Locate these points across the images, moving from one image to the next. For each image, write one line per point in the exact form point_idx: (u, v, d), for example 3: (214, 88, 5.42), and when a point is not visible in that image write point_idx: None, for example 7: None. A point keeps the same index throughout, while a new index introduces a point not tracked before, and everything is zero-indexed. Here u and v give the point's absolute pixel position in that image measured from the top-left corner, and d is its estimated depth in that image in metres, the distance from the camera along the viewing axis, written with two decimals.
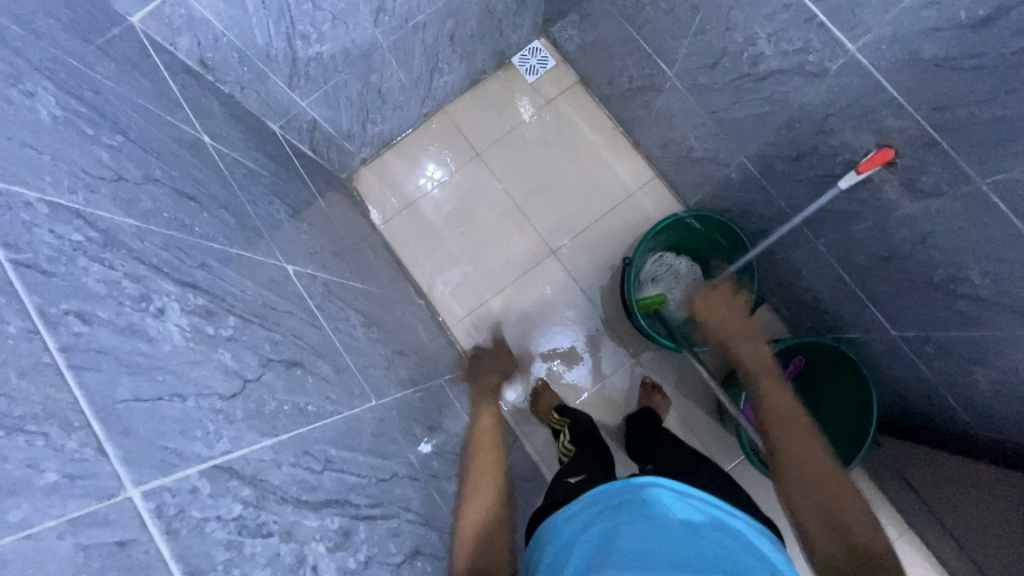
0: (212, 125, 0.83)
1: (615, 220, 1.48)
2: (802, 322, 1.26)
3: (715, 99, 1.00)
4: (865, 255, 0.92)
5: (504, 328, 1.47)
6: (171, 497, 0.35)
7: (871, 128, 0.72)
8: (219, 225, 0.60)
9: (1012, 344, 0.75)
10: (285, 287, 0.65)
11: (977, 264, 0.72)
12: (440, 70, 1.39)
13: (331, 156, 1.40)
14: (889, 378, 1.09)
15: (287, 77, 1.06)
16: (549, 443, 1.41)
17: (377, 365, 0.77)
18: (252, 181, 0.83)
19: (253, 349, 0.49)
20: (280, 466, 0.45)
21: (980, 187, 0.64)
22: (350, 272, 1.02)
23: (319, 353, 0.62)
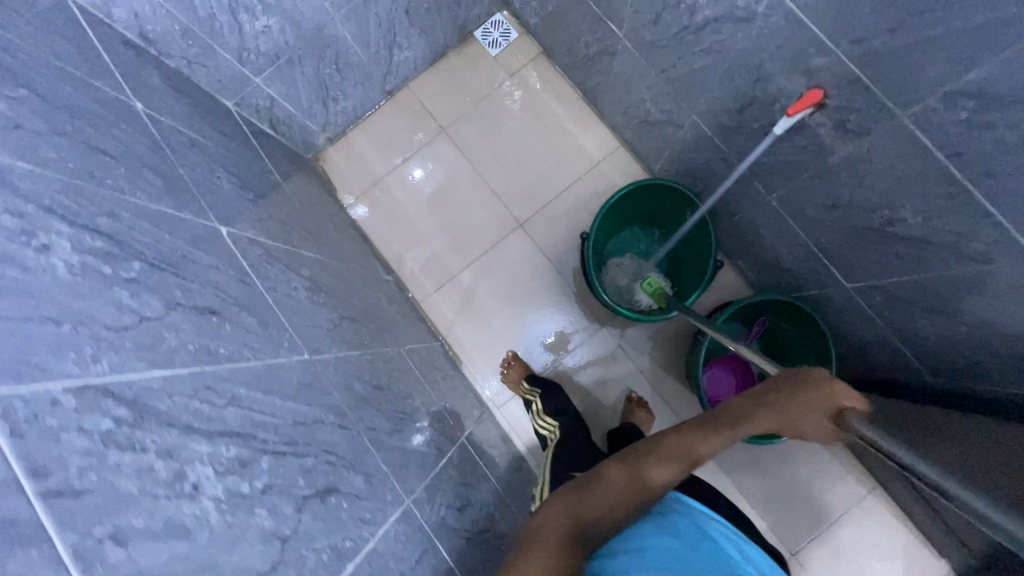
0: (150, 94, 0.83)
1: (582, 190, 1.48)
2: (765, 283, 1.26)
3: (663, 56, 1.00)
4: (811, 206, 0.91)
5: (473, 302, 1.47)
6: (22, 405, 0.30)
7: (800, 69, 0.72)
8: (137, 179, 0.60)
9: (952, 283, 0.75)
10: (214, 245, 0.66)
11: (910, 203, 0.71)
12: (399, 45, 1.39)
13: (293, 135, 1.40)
14: (846, 332, 1.09)
15: (234, 50, 1.07)
16: (522, 414, 1.42)
17: (319, 325, 0.78)
18: (192, 148, 0.83)
19: (157, 292, 0.48)
20: (171, 394, 0.41)
21: (901, 121, 0.63)
22: (304, 241, 1.02)
23: (245, 306, 0.62)
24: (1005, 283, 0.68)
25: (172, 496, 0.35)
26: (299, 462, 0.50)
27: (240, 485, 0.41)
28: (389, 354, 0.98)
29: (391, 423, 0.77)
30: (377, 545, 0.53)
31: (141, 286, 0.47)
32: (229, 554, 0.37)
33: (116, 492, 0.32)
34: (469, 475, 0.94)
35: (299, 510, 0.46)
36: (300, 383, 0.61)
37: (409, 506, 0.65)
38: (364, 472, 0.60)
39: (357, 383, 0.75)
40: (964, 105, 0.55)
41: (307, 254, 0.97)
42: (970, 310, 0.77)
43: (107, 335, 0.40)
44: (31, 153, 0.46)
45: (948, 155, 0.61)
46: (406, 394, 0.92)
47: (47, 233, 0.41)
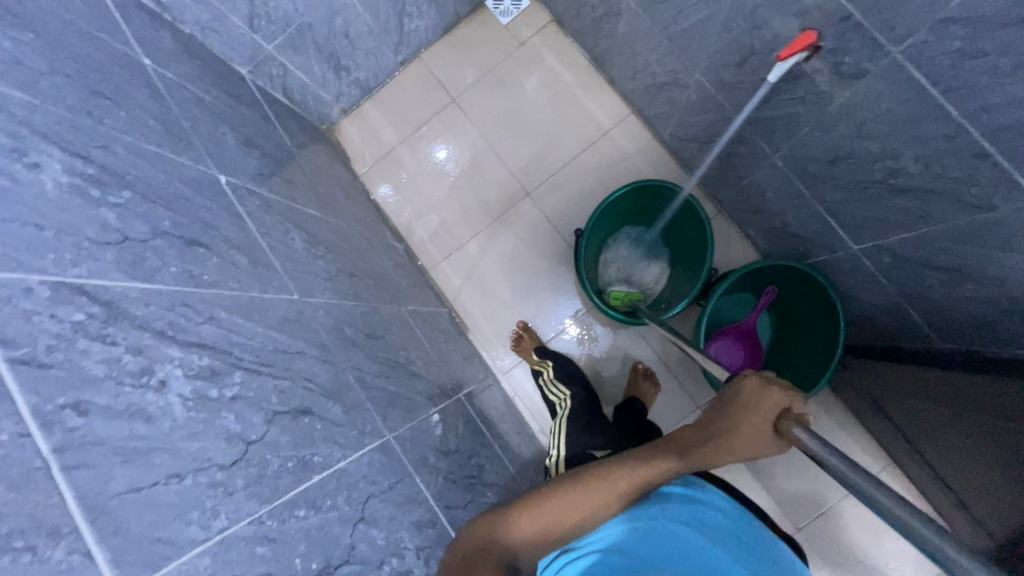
0: (163, 53, 0.87)
1: (590, 159, 1.47)
2: (774, 252, 1.22)
3: (665, 12, 0.98)
4: (814, 162, 0.88)
5: (480, 270, 1.48)
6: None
7: (795, 10, 0.69)
8: (137, 123, 0.64)
9: (955, 234, 0.73)
10: (210, 190, 0.70)
11: (909, 149, 0.69)
12: (409, 14, 1.40)
13: (307, 104, 1.45)
14: (855, 299, 1.05)
15: (246, 18, 1.12)
16: (527, 381, 1.42)
17: (314, 273, 0.81)
18: (200, 105, 0.87)
19: (145, 220, 0.52)
20: (149, 303, 0.44)
21: (894, 58, 0.61)
22: (308, 199, 1.06)
23: (237, 246, 0.66)
24: (1012, 226, 0.64)
25: (138, 386, 0.38)
26: (274, 382, 0.53)
27: (208, 390, 0.44)
28: (387, 310, 1.01)
29: (380, 368, 0.80)
30: (347, 466, 0.57)
31: (131, 211, 0.51)
32: (190, 443, 0.40)
33: (83, 374, 0.35)
34: (462, 427, 0.97)
35: (268, 421, 0.49)
36: (285, 317, 0.64)
37: (388, 439, 0.68)
38: (344, 403, 0.63)
39: (346, 328, 0.78)
40: (955, 34, 0.53)
41: (309, 212, 1.01)
42: (973, 263, 0.74)
43: (94, 246, 0.43)
44: (37, 82, 0.50)
45: (942, 92, 0.59)
46: (400, 347, 0.95)
47: (47, 151, 0.45)
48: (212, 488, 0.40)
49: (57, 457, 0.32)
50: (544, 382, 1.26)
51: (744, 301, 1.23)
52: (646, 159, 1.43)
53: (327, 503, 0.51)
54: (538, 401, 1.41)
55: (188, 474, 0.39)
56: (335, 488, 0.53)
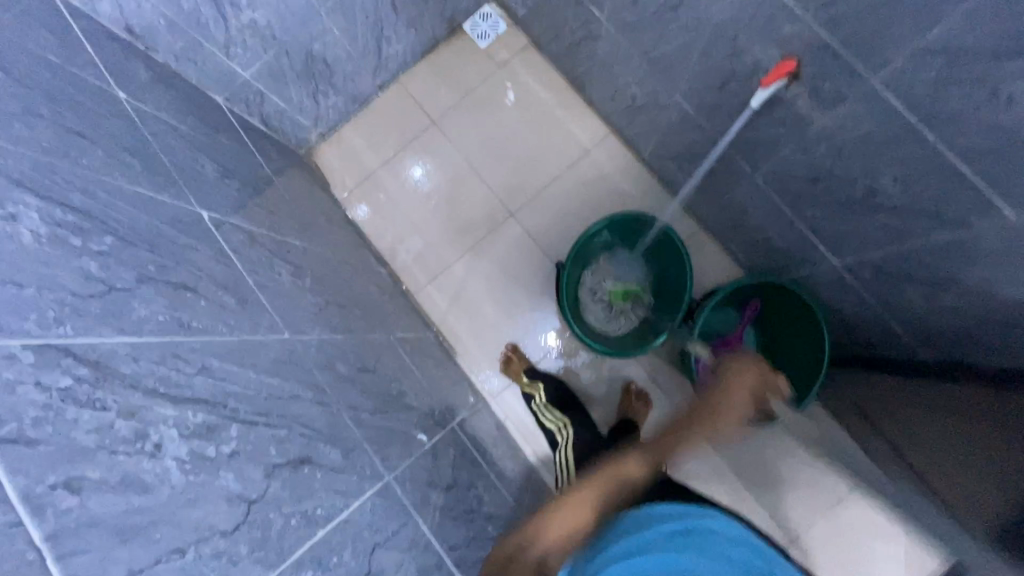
0: (138, 84, 0.84)
1: (572, 178, 1.48)
2: (758, 266, 1.24)
3: (645, 38, 1.00)
4: (794, 181, 0.91)
5: (466, 292, 1.47)
6: None
7: (775, 39, 0.71)
8: (115, 161, 0.61)
9: (933, 250, 0.75)
10: (193, 228, 0.67)
11: (889, 170, 0.71)
12: (387, 38, 1.40)
13: (285, 129, 1.42)
14: (838, 311, 1.08)
15: (222, 45, 1.09)
16: (517, 403, 1.40)
17: (303, 308, 0.79)
18: (177, 134, 0.85)
19: (130, 266, 0.49)
20: (138, 359, 0.42)
21: (873, 86, 0.63)
22: (290, 228, 1.03)
23: (225, 286, 0.63)
24: (978, 245, 0.68)
25: (132, 453, 0.36)
26: (271, 432, 0.51)
27: (205, 449, 0.42)
28: (378, 340, 0.99)
29: (374, 403, 0.78)
30: (350, 515, 0.55)
31: (115, 255, 0.48)
32: (191, 511, 0.39)
33: (73, 447, 0.33)
34: (457, 458, 0.94)
35: (268, 476, 0.47)
36: (276, 359, 0.62)
37: (388, 481, 0.66)
38: (343, 446, 0.62)
39: (338, 363, 0.76)
40: (932, 64, 0.56)
41: (293, 242, 0.98)
42: (946, 276, 0.77)
43: (72, 298, 0.40)
44: (9, 124, 0.47)
45: (920, 119, 0.61)
46: (392, 378, 0.92)
47: (25, 198, 0.42)
48: (214, 560, 0.40)
49: (50, 546, 0.30)
50: (538, 408, 1.30)
51: (729, 316, 1.25)
52: (629, 177, 1.44)
53: (333, 560, 0.51)
54: (529, 423, 1.40)
55: (191, 547, 0.38)
56: (340, 542, 0.52)
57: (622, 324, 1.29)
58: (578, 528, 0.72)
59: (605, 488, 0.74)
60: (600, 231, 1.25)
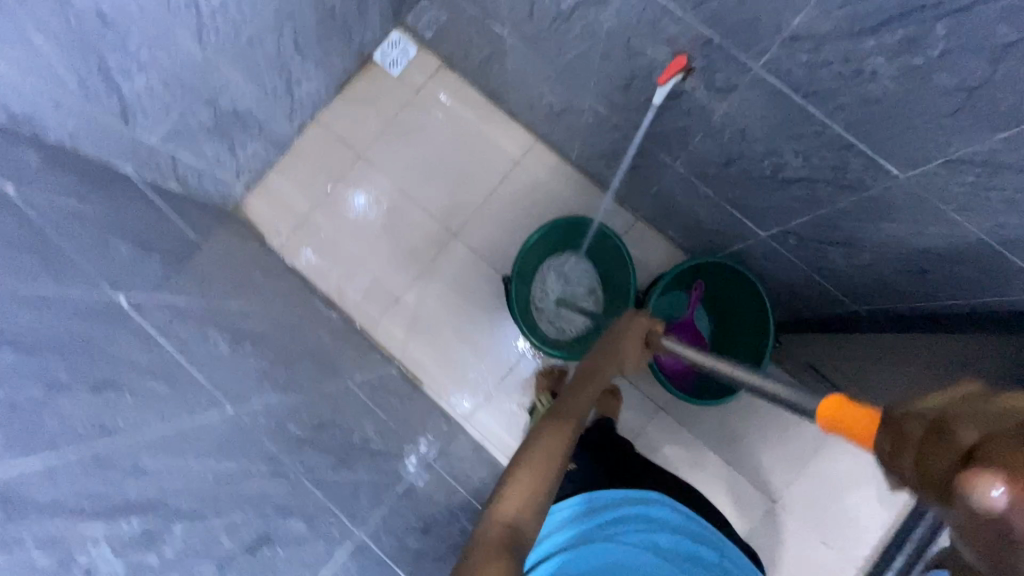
0: (30, 171, 0.79)
1: (507, 190, 1.49)
2: (696, 247, 1.29)
3: (548, 48, 1.02)
4: (709, 166, 0.95)
5: (421, 319, 1.46)
6: None
7: (663, 39, 0.74)
8: (10, 264, 0.57)
9: (842, 213, 0.79)
10: (110, 318, 0.64)
11: (788, 147, 0.75)
12: (296, 80, 1.38)
13: (206, 188, 1.37)
14: (775, 278, 1.13)
15: (121, 115, 1.04)
16: (491, 422, 1.40)
17: (245, 374, 0.76)
18: (82, 217, 0.80)
19: (37, 377, 0.46)
20: (58, 481, 0.41)
21: (756, 73, 0.67)
22: (224, 291, 0.99)
23: (152, 373, 0.60)
24: (876, 203, 0.72)
25: None
26: (223, 521, 0.52)
27: (143, 558, 0.44)
28: (334, 389, 0.97)
29: (337, 459, 0.76)
30: None
31: (19, 367, 0.45)
32: None
33: None
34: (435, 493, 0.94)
35: (222, 568, 0.49)
36: (219, 439, 0.59)
37: (358, 539, 0.67)
38: (307, 515, 0.62)
39: (292, 426, 0.74)
40: (802, 49, 0.59)
41: (229, 305, 0.94)
42: (857, 235, 0.82)
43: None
44: None
45: (803, 98, 0.65)
46: (355, 427, 0.90)
47: None
48: None
49: None
50: None
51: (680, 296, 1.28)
52: (561, 180, 1.47)
53: None
54: (507, 439, 1.39)
55: None
56: None
57: (574, 322, 1.32)
58: (539, 484, 0.72)
59: (554, 440, 0.76)
60: (540, 239, 1.26)
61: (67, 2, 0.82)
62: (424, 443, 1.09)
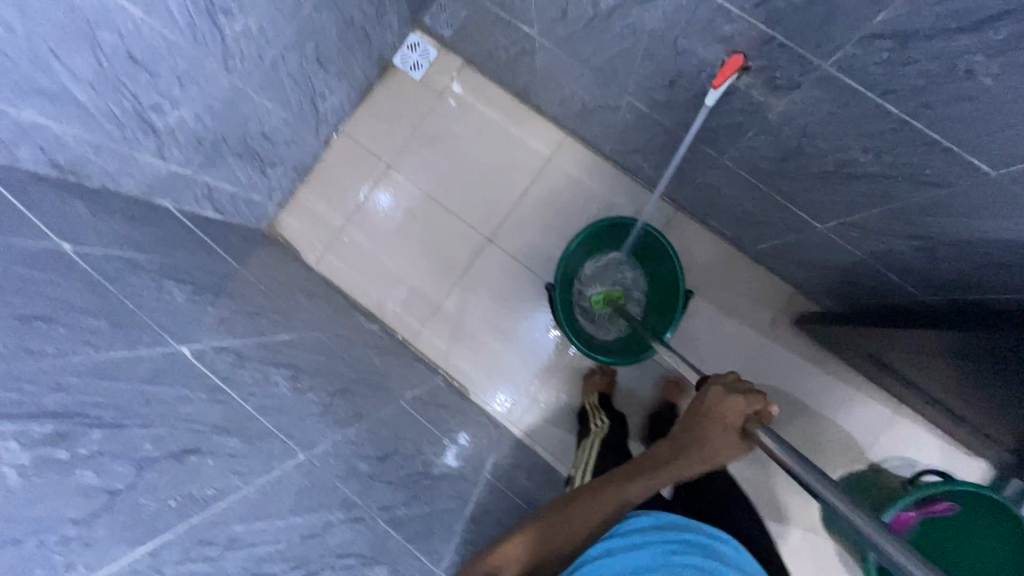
0: (83, 223, 0.80)
1: (540, 190, 1.45)
2: (745, 237, 1.24)
3: (582, 47, 0.98)
4: (762, 160, 0.90)
5: (463, 326, 1.45)
6: None
7: (716, 37, 0.70)
8: (85, 330, 0.58)
9: (914, 208, 0.75)
10: (181, 374, 0.64)
11: (857, 142, 0.70)
12: (321, 94, 1.36)
13: (242, 211, 1.38)
14: (833, 270, 1.08)
15: (157, 151, 1.04)
16: (541, 425, 1.39)
17: (309, 414, 0.76)
18: (135, 262, 0.81)
19: (127, 456, 0.46)
20: (162, 568, 0.43)
21: (826, 70, 0.62)
22: (274, 320, 1.00)
23: (227, 427, 0.61)
24: (956, 197, 0.67)
25: None
26: None
27: None
28: (390, 414, 0.97)
29: (406, 492, 0.76)
30: None
31: (109, 448, 0.46)
32: None
33: None
34: (499, 511, 0.94)
35: None
36: (297, 491, 0.59)
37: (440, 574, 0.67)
38: (388, 559, 0.62)
39: (361, 463, 0.74)
40: (882, 46, 0.54)
41: (281, 337, 0.94)
42: (930, 230, 0.77)
43: (66, 531, 0.40)
44: None
45: (881, 95, 0.60)
46: (416, 451, 0.90)
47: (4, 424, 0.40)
48: None
49: None
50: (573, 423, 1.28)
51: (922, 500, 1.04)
52: (594, 176, 1.42)
53: None
54: (558, 441, 1.38)
55: None
56: None
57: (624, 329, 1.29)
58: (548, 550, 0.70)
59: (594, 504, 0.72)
60: (582, 241, 1.24)
61: (100, 47, 0.81)
62: (466, 439, 1.12)
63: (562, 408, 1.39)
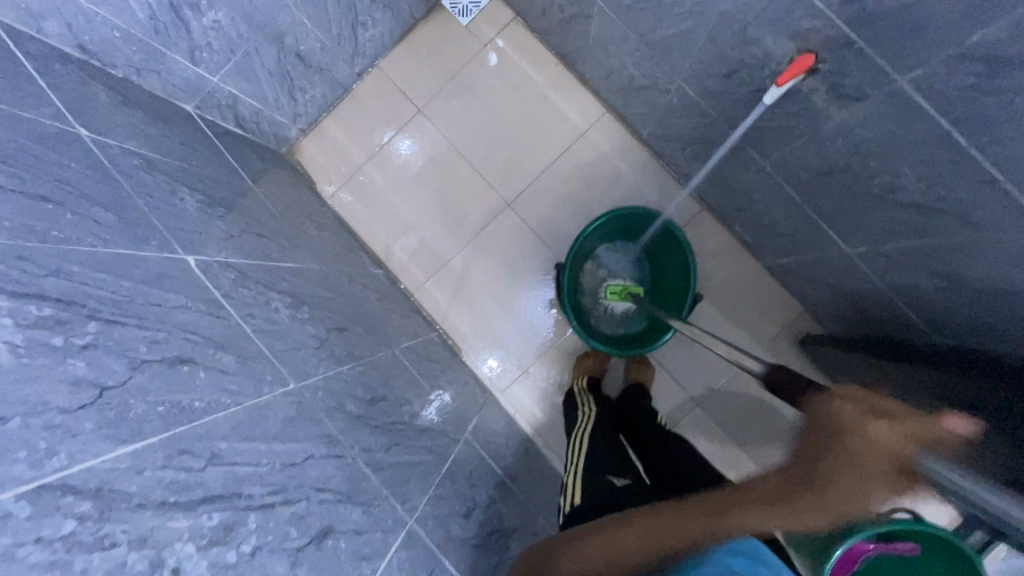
0: (102, 112, 0.76)
1: (568, 163, 1.41)
2: (767, 247, 1.22)
3: (643, 21, 0.93)
4: (806, 172, 0.87)
5: (467, 286, 1.43)
6: None
7: (789, 31, 0.66)
8: (93, 221, 0.56)
9: (951, 248, 0.72)
10: (184, 282, 0.63)
11: (911, 169, 0.67)
12: (362, 23, 1.30)
13: (264, 130, 1.34)
14: (850, 297, 1.07)
15: (187, 51, 1.00)
16: (527, 397, 1.40)
17: (304, 345, 0.76)
18: (151, 162, 0.79)
19: (120, 352, 0.46)
20: (142, 472, 0.42)
21: (900, 86, 0.59)
22: (282, 246, 0.98)
23: (222, 344, 0.60)
24: (988, 247, 0.66)
25: None
26: (290, 510, 0.52)
27: (225, 554, 0.45)
28: (383, 360, 0.96)
29: (388, 438, 0.76)
30: None
31: (101, 342, 0.44)
32: None
33: None
34: (475, 473, 0.95)
35: (292, 565, 0.50)
36: (284, 419, 0.59)
37: (410, 526, 0.68)
38: (362, 502, 0.63)
39: (349, 403, 0.74)
40: (970, 69, 0.51)
41: (287, 265, 0.93)
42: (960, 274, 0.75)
43: (50, 418, 0.38)
44: None
45: (951, 122, 0.57)
46: (403, 401, 0.90)
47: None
48: None
49: None
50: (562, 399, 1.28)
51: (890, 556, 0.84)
52: (626, 158, 1.39)
53: None
54: (540, 415, 1.38)
55: None
56: None
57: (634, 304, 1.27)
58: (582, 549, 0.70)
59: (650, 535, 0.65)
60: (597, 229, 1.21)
61: None
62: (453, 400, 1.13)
63: (550, 384, 1.39)
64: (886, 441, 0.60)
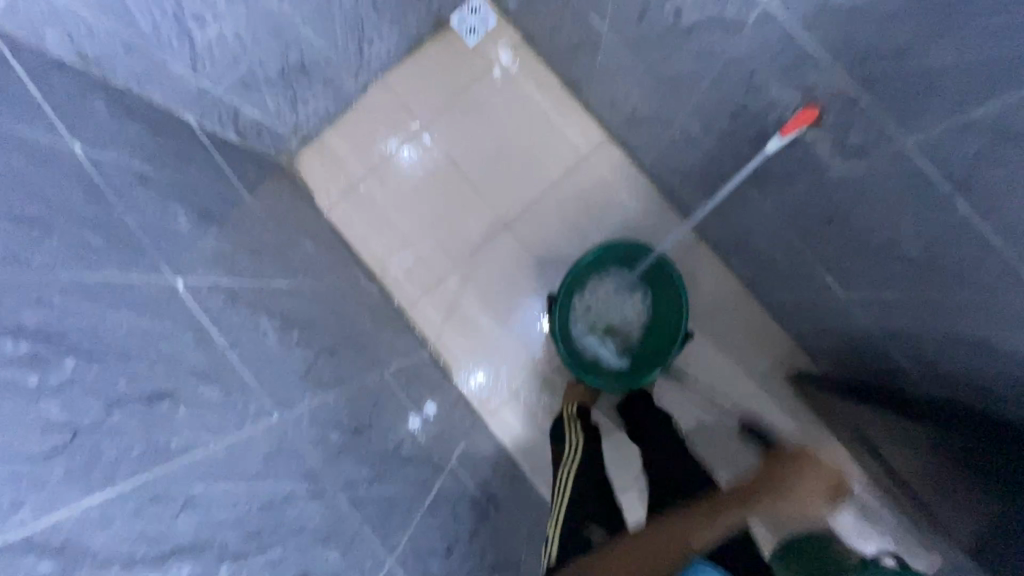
0: (99, 124, 0.75)
1: (569, 187, 1.41)
2: (763, 283, 1.22)
3: (650, 56, 0.93)
4: (806, 216, 0.87)
5: (461, 305, 1.42)
6: None
7: (796, 83, 0.66)
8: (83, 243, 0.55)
9: (947, 306, 0.72)
10: (171, 307, 0.61)
11: (911, 227, 0.67)
12: (369, 39, 1.30)
13: (264, 140, 1.33)
14: (844, 339, 1.06)
15: (189, 62, 0.99)
16: (516, 420, 1.38)
17: (291, 371, 0.74)
18: (145, 177, 0.78)
19: (98, 390, 0.44)
20: (112, 523, 0.41)
21: (904, 148, 0.58)
22: (276, 263, 0.97)
23: (206, 375, 0.58)
24: (986, 302, 0.65)
25: None
26: None
27: None
28: (371, 384, 0.95)
29: (372, 471, 0.75)
30: None
31: (79, 381, 0.43)
32: None
33: None
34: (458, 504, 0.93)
35: None
36: (264, 456, 0.59)
37: None
38: None
39: (333, 434, 0.72)
40: (974, 140, 0.50)
41: (279, 284, 0.91)
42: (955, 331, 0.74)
43: (20, 464, 0.37)
44: None
45: (953, 188, 0.57)
46: (389, 429, 0.89)
47: None
48: None
49: None
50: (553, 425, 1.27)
51: None
52: (627, 185, 1.38)
53: None
54: (529, 440, 1.37)
55: None
56: None
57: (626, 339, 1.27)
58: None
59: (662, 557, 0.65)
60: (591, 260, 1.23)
61: None
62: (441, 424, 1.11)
63: (538, 409, 1.38)
64: (807, 486, 0.66)
